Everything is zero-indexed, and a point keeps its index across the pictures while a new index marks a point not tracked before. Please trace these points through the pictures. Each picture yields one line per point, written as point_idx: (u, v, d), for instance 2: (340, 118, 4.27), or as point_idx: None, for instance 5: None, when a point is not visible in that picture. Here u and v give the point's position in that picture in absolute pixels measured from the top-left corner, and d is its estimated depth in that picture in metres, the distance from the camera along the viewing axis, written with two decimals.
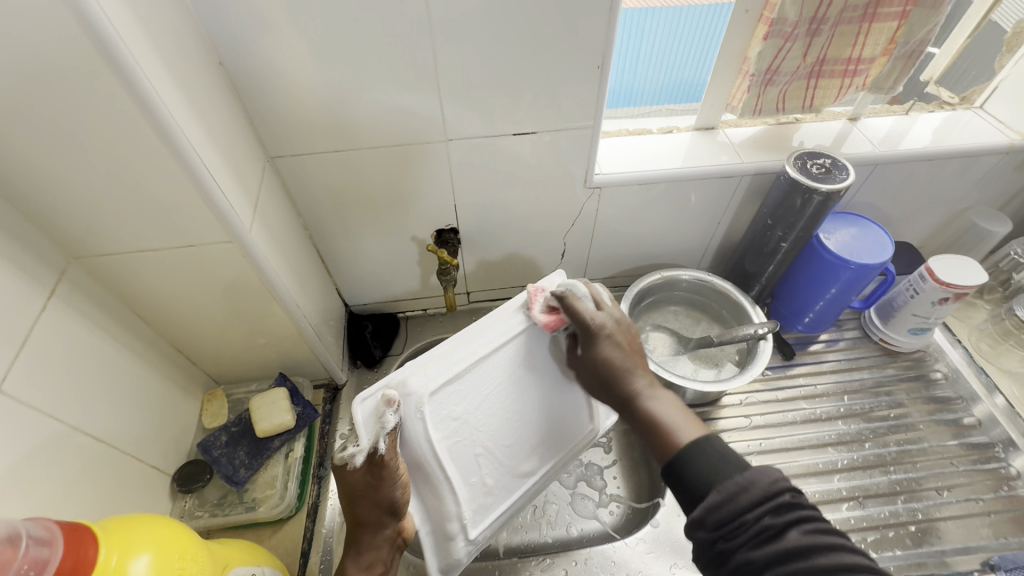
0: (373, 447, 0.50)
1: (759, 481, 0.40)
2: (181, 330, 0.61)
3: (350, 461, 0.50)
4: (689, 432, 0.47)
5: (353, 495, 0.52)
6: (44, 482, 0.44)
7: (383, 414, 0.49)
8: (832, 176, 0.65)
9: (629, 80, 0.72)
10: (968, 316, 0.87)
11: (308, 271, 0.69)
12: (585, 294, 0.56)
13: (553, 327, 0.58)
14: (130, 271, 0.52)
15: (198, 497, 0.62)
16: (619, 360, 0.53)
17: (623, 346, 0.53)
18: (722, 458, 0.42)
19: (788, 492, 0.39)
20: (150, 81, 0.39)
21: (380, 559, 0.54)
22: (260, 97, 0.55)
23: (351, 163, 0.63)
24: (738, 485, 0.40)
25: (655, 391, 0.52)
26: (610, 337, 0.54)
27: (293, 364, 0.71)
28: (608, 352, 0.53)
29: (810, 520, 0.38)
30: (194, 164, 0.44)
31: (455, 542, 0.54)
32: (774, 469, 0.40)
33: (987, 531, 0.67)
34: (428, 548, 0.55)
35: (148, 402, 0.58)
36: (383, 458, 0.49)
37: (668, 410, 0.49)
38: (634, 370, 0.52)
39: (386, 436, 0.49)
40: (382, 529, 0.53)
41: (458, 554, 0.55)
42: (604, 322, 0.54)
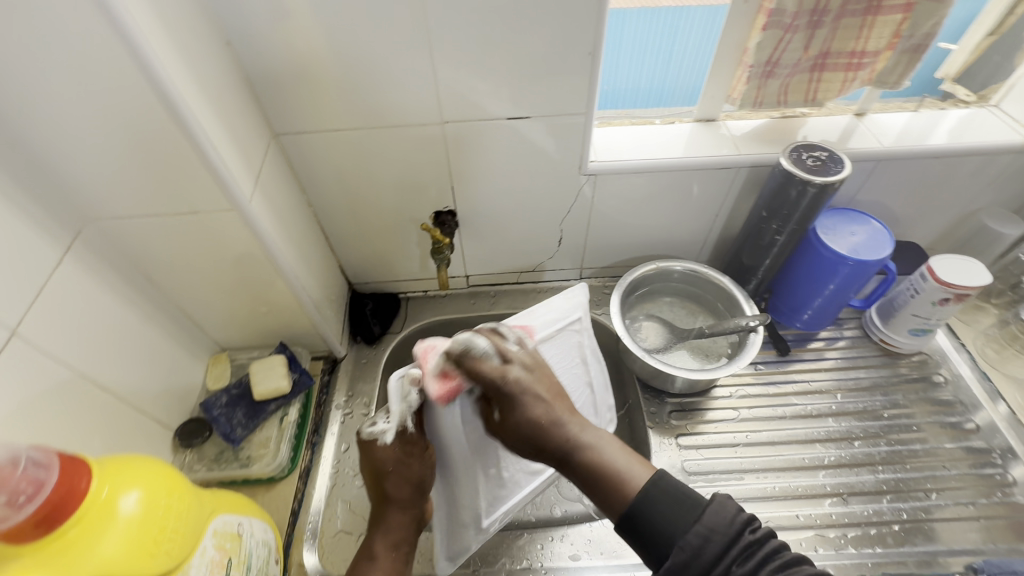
0: (401, 424, 0.54)
1: (720, 528, 0.42)
2: (189, 295, 0.65)
3: (379, 437, 0.54)
4: (636, 475, 0.47)
5: (381, 471, 0.56)
6: (52, 422, 0.48)
7: (410, 392, 0.53)
8: (827, 168, 0.64)
9: (659, 78, 0.75)
10: (975, 320, 0.85)
11: (310, 247, 0.72)
12: (487, 350, 0.50)
13: (445, 398, 0.51)
14: (140, 235, 0.55)
15: (197, 452, 0.66)
16: (541, 412, 0.49)
17: (541, 394, 0.50)
18: (677, 499, 0.44)
19: (746, 530, 0.42)
20: (156, 51, 0.42)
21: (403, 540, 0.58)
22: (266, 77, 0.58)
23: (353, 144, 0.66)
24: (700, 536, 0.42)
25: (593, 431, 0.50)
26: (525, 389, 0.50)
27: (293, 335, 0.75)
28: (530, 408, 0.49)
29: (772, 556, 0.40)
30: (196, 133, 0.46)
31: (466, 530, 0.62)
32: (724, 510, 0.43)
33: (975, 536, 0.66)
34: (439, 535, 0.61)
35: (154, 360, 0.62)
36: (411, 434, 0.54)
37: (608, 452, 0.48)
38: (561, 419, 0.49)
39: (413, 415, 0.54)
40: (408, 509, 0.58)
41: (466, 544, 0.62)
42: (517, 378, 0.50)
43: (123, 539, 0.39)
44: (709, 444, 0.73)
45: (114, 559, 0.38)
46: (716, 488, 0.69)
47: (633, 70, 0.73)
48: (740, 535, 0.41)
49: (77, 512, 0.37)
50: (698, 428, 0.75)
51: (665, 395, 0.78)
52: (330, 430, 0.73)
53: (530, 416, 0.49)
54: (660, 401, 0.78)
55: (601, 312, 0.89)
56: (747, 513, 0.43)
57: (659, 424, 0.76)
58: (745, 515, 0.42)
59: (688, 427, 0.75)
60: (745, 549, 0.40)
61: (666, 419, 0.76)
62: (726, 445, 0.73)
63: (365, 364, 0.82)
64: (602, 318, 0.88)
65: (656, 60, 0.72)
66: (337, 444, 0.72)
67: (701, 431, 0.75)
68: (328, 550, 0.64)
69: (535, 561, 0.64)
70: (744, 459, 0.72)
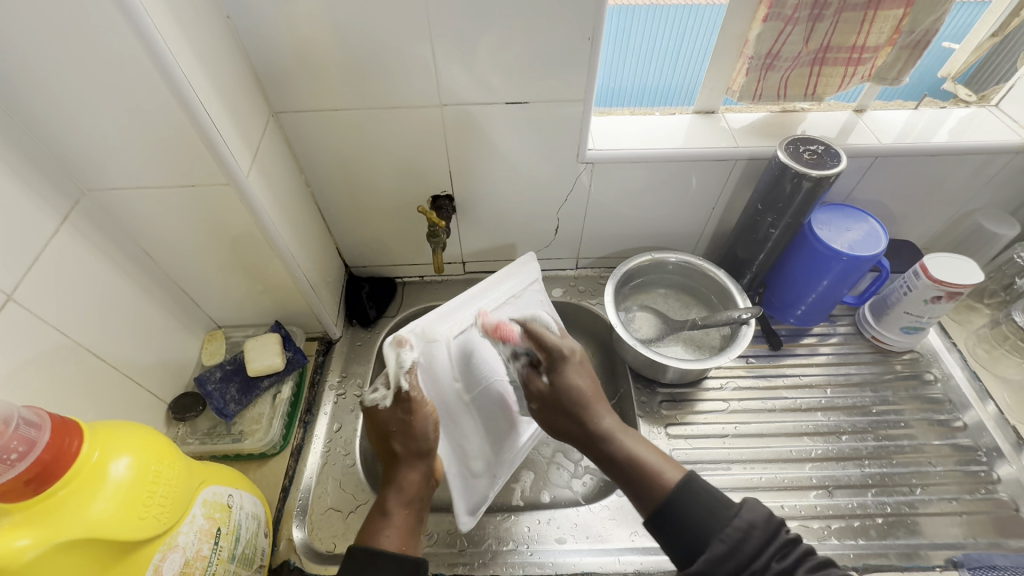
0: (396, 388, 0.57)
1: (759, 524, 0.45)
2: (186, 270, 0.65)
3: (380, 402, 0.58)
4: (668, 471, 0.52)
5: (387, 432, 0.59)
6: (45, 387, 0.49)
7: (402, 353, 0.57)
8: (824, 162, 0.65)
9: (666, 76, 0.74)
10: (968, 320, 0.85)
11: (307, 228, 0.72)
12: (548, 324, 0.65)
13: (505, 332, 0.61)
14: (139, 208, 0.56)
15: (191, 426, 0.66)
16: (584, 387, 0.59)
17: (583, 373, 0.60)
18: (713, 498, 0.47)
19: (784, 530, 0.45)
20: (153, 21, 0.42)
21: (417, 497, 0.59)
22: (266, 53, 0.58)
23: (352, 124, 0.66)
24: (740, 531, 0.45)
25: (621, 425, 0.57)
26: (573, 363, 0.60)
27: (289, 314, 0.75)
28: (576, 379, 0.59)
29: (809, 556, 0.43)
30: (194, 104, 0.47)
31: (477, 480, 0.66)
32: (758, 508, 0.46)
33: (957, 530, 0.66)
34: (456, 490, 0.65)
35: (148, 333, 0.63)
36: (408, 394, 0.57)
37: (640, 449, 0.54)
38: (597, 408, 0.58)
39: (407, 374, 0.57)
40: (418, 465, 0.59)
41: (481, 492, 0.66)
42: (571, 347, 0.61)
43: (112, 501, 0.39)
44: (698, 434, 0.74)
45: (103, 520, 0.38)
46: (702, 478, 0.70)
47: (639, 68, 0.73)
48: (779, 533, 0.44)
49: (69, 472, 0.38)
50: (688, 418, 0.76)
51: (656, 385, 0.79)
52: (323, 410, 0.74)
53: (577, 387, 0.58)
54: (651, 391, 0.78)
55: (596, 302, 0.89)
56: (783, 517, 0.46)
57: (649, 414, 0.76)
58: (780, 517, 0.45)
59: (677, 417, 0.76)
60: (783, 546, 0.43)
61: (656, 409, 0.77)
62: (715, 435, 0.74)
63: (359, 347, 0.82)
64: (597, 308, 0.88)
65: (659, 54, 0.71)
66: (330, 423, 0.73)
67: (691, 422, 0.75)
68: (317, 526, 0.65)
69: (521, 542, 0.65)
70: (732, 450, 0.73)
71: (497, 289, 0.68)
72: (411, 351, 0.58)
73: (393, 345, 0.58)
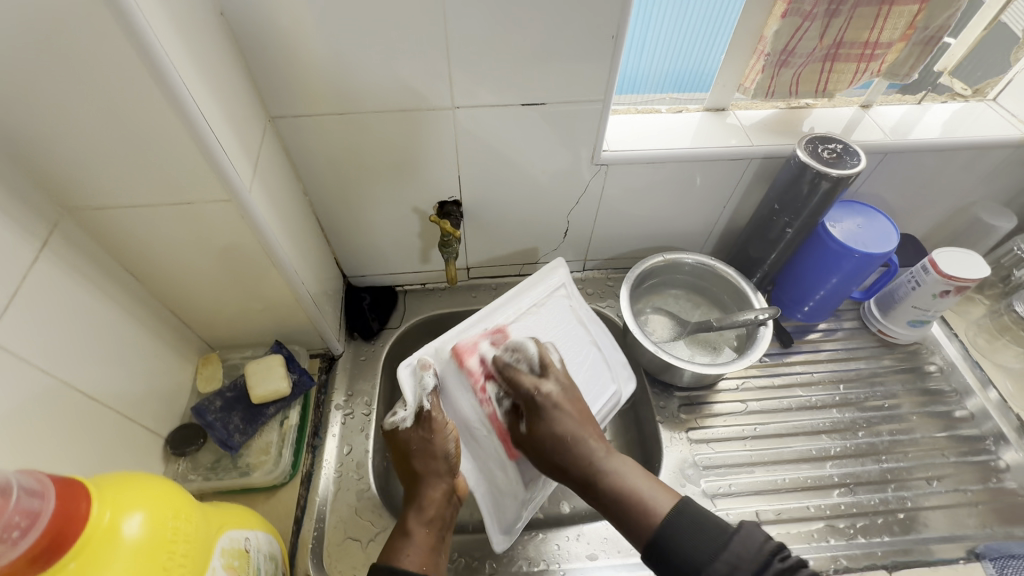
0: (417, 407, 0.61)
1: (746, 557, 0.44)
2: (177, 291, 0.60)
3: (400, 424, 0.60)
4: (660, 502, 0.51)
5: (407, 452, 0.59)
6: (32, 435, 0.43)
7: (423, 375, 0.62)
8: (843, 161, 0.64)
9: (632, 64, 0.70)
10: (967, 310, 0.87)
11: (307, 240, 0.68)
12: (535, 356, 0.62)
13: (459, 352, 0.63)
14: (125, 227, 0.50)
15: (192, 461, 0.61)
16: (572, 429, 0.56)
17: (568, 414, 0.57)
18: (699, 529, 0.47)
19: (776, 557, 0.43)
20: (149, 23, 0.37)
21: (440, 516, 0.56)
22: (263, 53, 0.53)
23: (356, 128, 0.62)
24: (727, 564, 0.44)
25: (613, 458, 0.55)
26: (555, 406, 0.57)
27: (290, 332, 0.71)
28: (554, 423, 0.57)
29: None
30: (193, 115, 0.42)
31: (508, 499, 0.63)
32: (752, 538, 0.45)
33: (974, 521, 0.67)
34: (487, 509, 0.63)
35: (139, 363, 0.57)
36: (428, 413, 0.60)
37: (631, 480, 0.53)
38: (584, 443, 0.55)
39: (428, 395, 0.61)
40: (439, 483, 0.58)
41: (512, 513, 0.63)
42: (547, 393, 0.58)
43: (127, 570, 0.35)
44: (719, 438, 0.73)
45: None
46: (727, 483, 0.69)
47: None
48: (770, 563, 0.43)
49: (77, 542, 0.33)
50: (707, 422, 0.75)
51: (673, 389, 0.77)
52: (331, 432, 0.70)
53: (561, 430, 0.56)
54: (668, 396, 0.77)
55: (605, 305, 0.87)
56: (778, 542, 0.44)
57: (669, 419, 0.75)
58: (773, 544, 0.44)
59: (696, 421, 0.75)
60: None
61: (674, 413, 0.76)
62: (735, 438, 0.74)
63: (364, 362, 0.78)
64: (607, 311, 0.86)
65: (670, 50, 0.69)
66: (339, 446, 0.69)
67: (711, 425, 0.75)
68: (335, 558, 0.61)
69: (550, 560, 0.63)
70: (753, 452, 0.72)
71: (516, 300, 0.70)
72: (432, 374, 0.62)
73: (419, 368, 0.63)
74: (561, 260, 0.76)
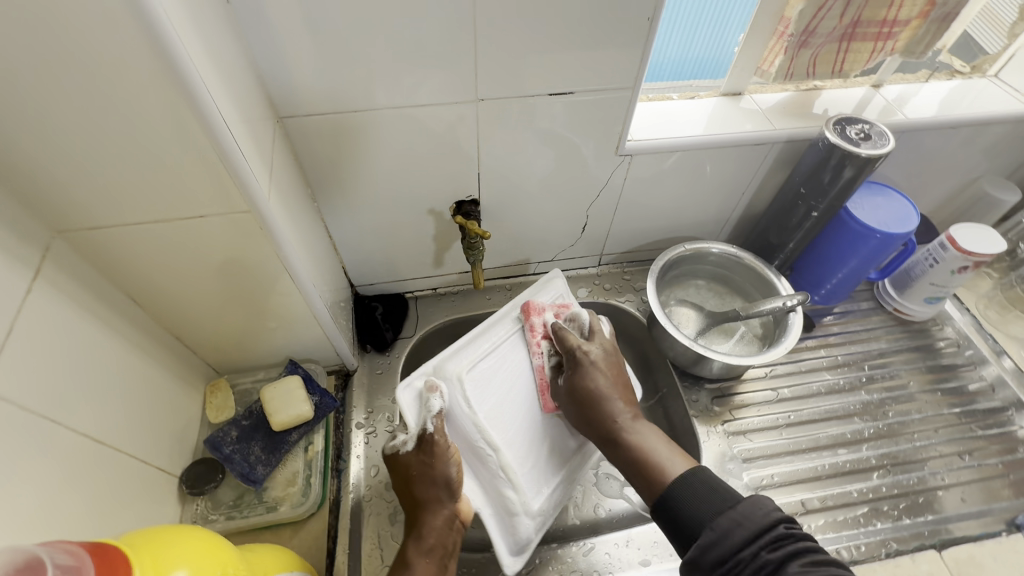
0: (421, 430, 0.58)
1: (753, 517, 0.43)
2: (183, 314, 0.55)
3: (402, 448, 0.59)
4: (674, 467, 0.51)
5: (409, 478, 0.57)
6: (41, 488, 0.38)
7: (429, 399, 0.59)
8: (870, 142, 0.63)
9: None
10: (975, 285, 0.89)
11: (319, 251, 0.63)
12: (585, 328, 0.64)
13: (527, 309, 0.67)
14: (127, 248, 0.46)
15: (211, 500, 0.57)
16: (601, 386, 0.58)
17: (606, 374, 0.59)
18: (709, 489, 0.47)
19: (781, 524, 0.43)
20: (167, 13, 0.33)
21: (440, 543, 0.54)
22: (272, 46, 0.48)
23: (371, 127, 0.57)
24: (731, 521, 0.44)
25: (637, 424, 0.56)
26: (590, 363, 0.59)
27: (305, 350, 0.66)
28: (591, 377, 0.59)
29: (808, 552, 0.41)
30: (213, 117, 0.38)
31: (519, 518, 0.59)
32: (763, 503, 0.44)
33: (1007, 492, 0.68)
34: (496, 530, 0.59)
35: (144, 395, 0.52)
36: (432, 437, 0.57)
37: (651, 444, 0.54)
38: (616, 399, 0.57)
39: (432, 418, 0.58)
40: (441, 509, 0.56)
41: (525, 531, 0.59)
42: (590, 354, 0.60)
43: None
44: (755, 429, 0.72)
45: None
46: (768, 474, 0.69)
47: None
48: (774, 527, 0.42)
49: None
50: (739, 413, 0.74)
51: (703, 381, 0.76)
52: (355, 453, 0.66)
53: (591, 384, 0.58)
54: (698, 388, 0.75)
55: (624, 300, 0.85)
56: (786, 513, 0.43)
57: (702, 413, 0.73)
58: (782, 512, 0.43)
59: (729, 413, 0.74)
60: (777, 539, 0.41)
61: (707, 406, 0.74)
62: (770, 427, 0.73)
63: (381, 376, 0.74)
64: (627, 305, 0.84)
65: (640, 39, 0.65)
66: (366, 467, 0.65)
67: (744, 417, 0.73)
68: None
69: (602, 570, 0.61)
70: (790, 441, 0.72)
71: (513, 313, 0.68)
72: (438, 396, 0.60)
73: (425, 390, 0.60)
74: (560, 270, 0.74)
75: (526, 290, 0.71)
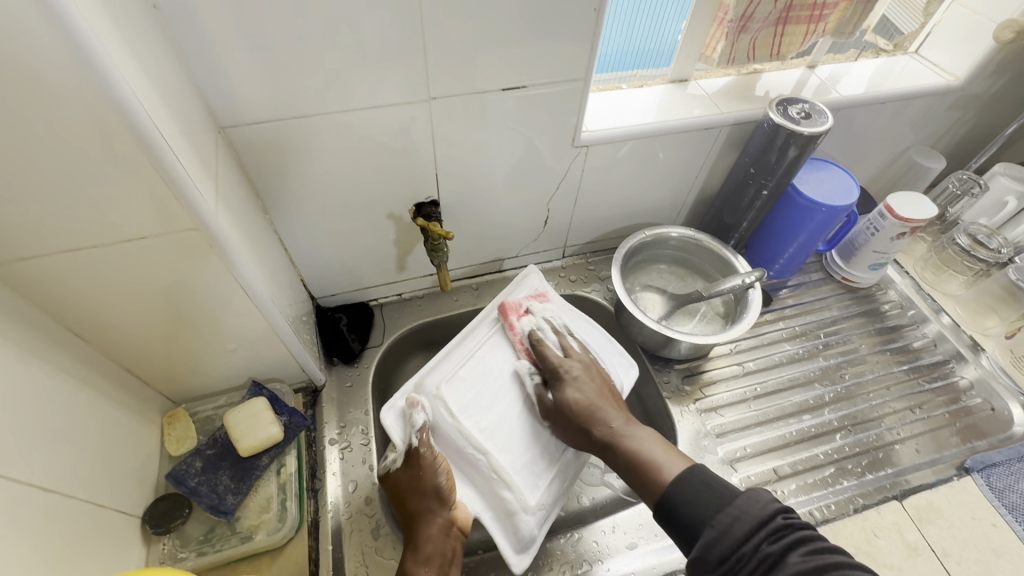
0: (407, 446, 0.59)
1: (750, 510, 0.43)
2: (131, 343, 0.51)
3: (391, 466, 0.60)
4: (674, 465, 0.52)
5: (400, 494, 0.58)
6: None
7: (412, 415, 0.60)
8: (810, 120, 0.66)
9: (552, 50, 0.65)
10: (912, 249, 0.94)
11: (274, 264, 0.60)
12: (554, 344, 0.65)
13: (503, 312, 0.67)
14: (61, 278, 0.42)
15: (179, 537, 0.55)
16: (593, 400, 0.59)
17: (587, 387, 0.60)
18: (706, 485, 0.47)
19: (779, 515, 0.43)
20: (87, 18, 0.30)
21: (438, 552, 0.55)
22: (208, 53, 0.45)
23: (318, 132, 0.55)
24: (730, 516, 0.44)
25: (631, 426, 0.58)
26: (576, 378, 0.61)
27: (268, 369, 0.63)
28: (581, 393, 0.60)
29: (805, 540, 0.41)
30: (150, 130, 0.35)
31: (519, 517, 0.57)
32: (760, 495, 0.44)
33: (956, 439, 0.74)
34: (497, 530, 0.58)
35: (93, 436, 0.48)
36: (418, 449, 0.58)
37: (649, 445, 0.54)
38: (608, 413, 0.58)
39: (417, 432, 0.59)
40: (435, 518, 0.56)
41: (527, 530, 0.58)
42: (574, 369, 0.61)
43: None
44: (725, 404, 0.75)
45: None
46: (742, 447, 0.71)
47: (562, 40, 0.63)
48: (771, 519, 0.42)
49: None
50: (709, 390, 0.76)
51: (672, 362, 0.78)
52: (331, 470, 0.63)
53: (580, 399, 0.59)
54: (668, 369, 0.77)
55: (591, 290, 0.86)
56: (782, 502, 0.44)
57: (674, 393, 0.75)
58: (778, 503, 0.44)
59: (700, 391, 0.76)
60: (775, 529, 0.41)
61: (678, 387, 0.76)
62: (739, 401, 0.75)
63: (351, 388, 0.71)
64: (594, 295, 0.85)
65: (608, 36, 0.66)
66: (343, 484, 0.63)
67: (714, 393, 0.76)
68: None
69: (591, 559, 0.62)
70: (758, 412, 0.74)
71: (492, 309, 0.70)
72: (421, 412, 0.60)
73: (406, 408, 0.61)
74: (537, 266, 0.76)
75: (503, 290, 0.72)
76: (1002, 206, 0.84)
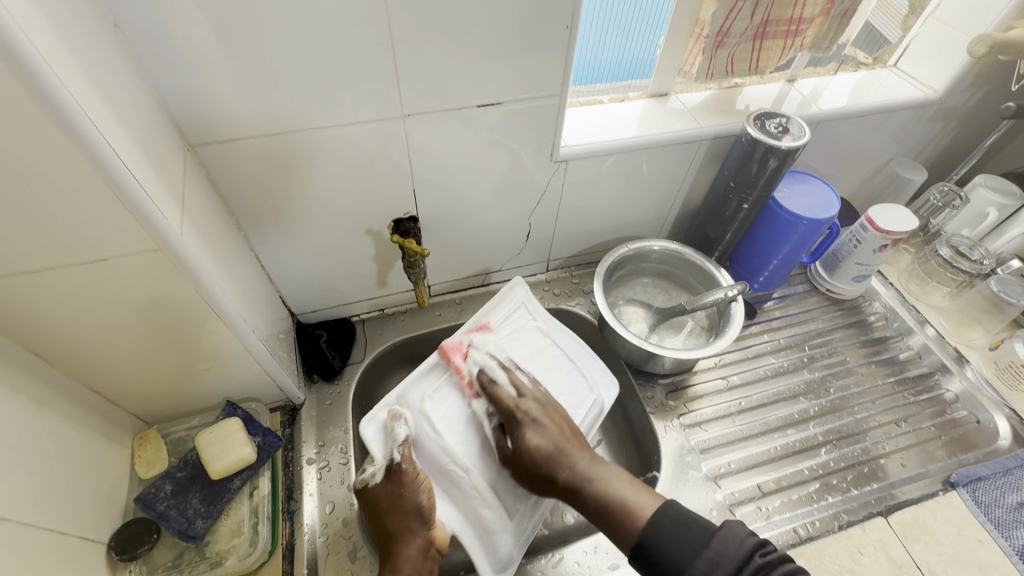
0: (389, 460, 0.58)
1: (728, 552, 0.42)
2: (98, 365, 0.50)
3: (370, 480, 0.57)
4: (643, 505, 0.49)
5: (377, 511, 0.56)
6: None
7: (395, 427, 0.59)
8: (787, 135, 0.66)
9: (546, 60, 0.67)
10: (896, 260, 0.95)
11: (250, 282, 0.59)
12: (505, 384, 0.61)
13: (445, 356, 0.64)
14: (20, 305, 0.41)
15: (147, 563, 0.54)
16: (554, 441, 0.55)
17: (548, 426, 0.57)
18: (682, 524, 0.46)
19: (756, 554, 0.42)
20: (35, 41, 0.30)
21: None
22: (174, 71, 0.45)
23: (291, 149, 0.55)
24: (709, 562, 0.42)
25: (597, 464, 0.54)
26: (533, 420, 0.57)
27: (244, 389, 0.62)
28: (540, 437, 0.56)
29: None
30: (104, 151, 0.35)
31: (497, 535, 0.58)
32: (735, 533, 0.43)
33: (941, 453, 0.73)
34: (476, 549, 0.58)
35: (57, 460, 0.47)
36: (400, 465, 0.57)
37: (617, 485, 0.51)
38: (569, 450, 0.55)
39: (399, 446, 0.58)
40: (415, 538, 0.54)
41: (505, 549, 0.58)
42: (528, 407, 0.58)
43: None
44: (708, 418, 0.74)
45: None
46: (727, 463, 0.70)
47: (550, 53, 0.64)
48: (749, 559, 0.41)
49: None
50: (693, 405, 0.75)
51: (657, 377, 0.77)
52: (308, 491, 0.62)
53: (541, 445, 0.55)
54: (653, 384, 0.77)
55: (575, 303, 0.86)
56: (758, 538, 0.43)
57: (659, 408, 0.74)
58: (755, 539, 0.43)
59: (684, 406, 0.75)
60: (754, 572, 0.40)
61: (662, 402, 0.75)
62: (724, 415, 0.75)
63: (331, 406, 0.70)
64: (578, 309, 0.85)
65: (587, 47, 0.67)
66: (320, 505, 0.62)
67: (698, 408, 0.75)
68: None
69: None
70: (743, 427, 0.74)
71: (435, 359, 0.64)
72: (403, 424, 0.59)
73: (389, 421, 0.60)
74: (521, 280, 0.75)
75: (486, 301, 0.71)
76: (983, 217, 0.85)
